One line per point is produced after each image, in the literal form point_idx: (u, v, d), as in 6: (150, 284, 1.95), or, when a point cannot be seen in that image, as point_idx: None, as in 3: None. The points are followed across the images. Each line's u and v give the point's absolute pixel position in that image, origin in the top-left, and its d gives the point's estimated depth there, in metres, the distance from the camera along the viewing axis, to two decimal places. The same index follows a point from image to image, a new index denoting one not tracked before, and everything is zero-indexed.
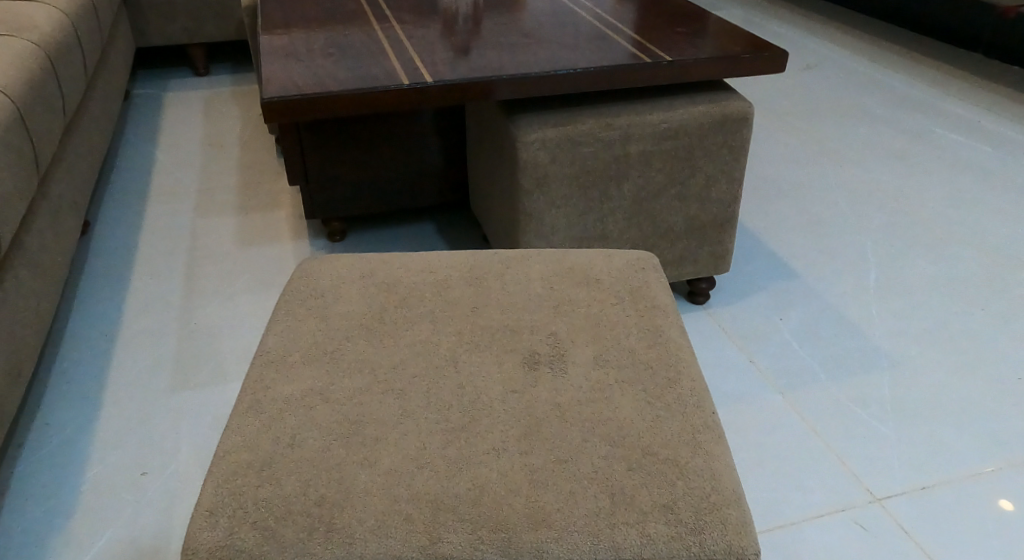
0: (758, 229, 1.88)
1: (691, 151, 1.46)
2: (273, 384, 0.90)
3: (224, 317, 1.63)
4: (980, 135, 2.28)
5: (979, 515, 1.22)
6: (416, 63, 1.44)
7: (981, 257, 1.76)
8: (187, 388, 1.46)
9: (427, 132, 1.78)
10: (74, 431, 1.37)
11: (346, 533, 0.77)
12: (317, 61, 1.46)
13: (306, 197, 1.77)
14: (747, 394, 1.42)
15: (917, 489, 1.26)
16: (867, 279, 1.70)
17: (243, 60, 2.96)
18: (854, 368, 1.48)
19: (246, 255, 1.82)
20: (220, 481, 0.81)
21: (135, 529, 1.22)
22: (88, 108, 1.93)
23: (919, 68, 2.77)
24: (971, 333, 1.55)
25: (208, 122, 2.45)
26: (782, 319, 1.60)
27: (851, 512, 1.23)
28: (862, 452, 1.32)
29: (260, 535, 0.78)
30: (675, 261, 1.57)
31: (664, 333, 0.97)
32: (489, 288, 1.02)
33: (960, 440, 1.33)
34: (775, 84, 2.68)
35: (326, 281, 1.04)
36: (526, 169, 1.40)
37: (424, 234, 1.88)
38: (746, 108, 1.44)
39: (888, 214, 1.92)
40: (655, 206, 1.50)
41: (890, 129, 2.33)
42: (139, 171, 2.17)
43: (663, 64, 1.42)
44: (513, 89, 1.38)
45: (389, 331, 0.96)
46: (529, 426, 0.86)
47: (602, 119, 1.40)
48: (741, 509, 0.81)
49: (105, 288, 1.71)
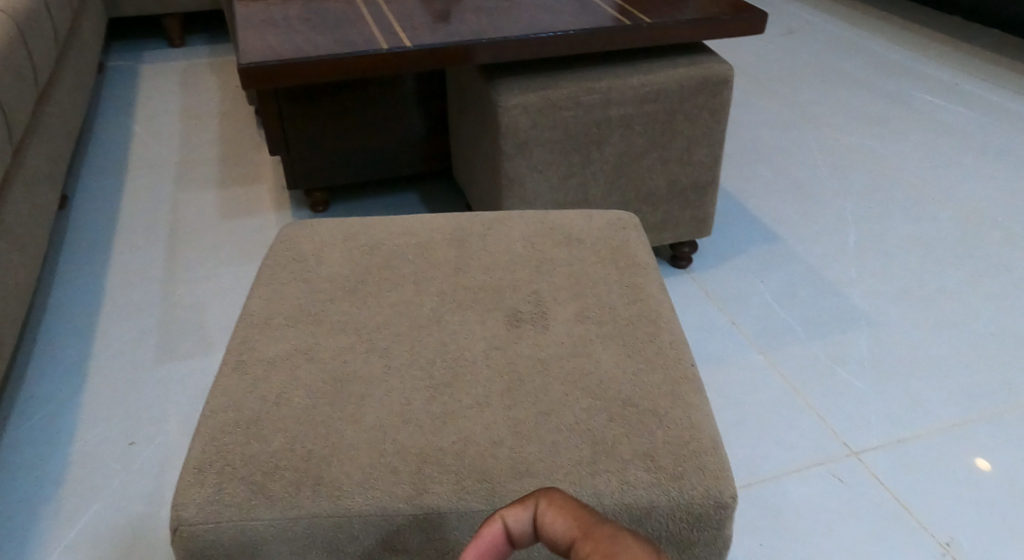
0: (739, 194, 1.89)
1: (672, 113, 1.46)
2: (259, 345, 0.91)
3: (209, 288, 1.63)
4: (958, 97, 2.29)
5: (951, 467, 1.25)
6: (395, 28, 1.44)
7: (957, 217, 1.78)
8: (173, 358, 1.46)
9: (407, 99, 1.77)
10: (60, 402, 1.38)
11: (332, 485, 0.79)
12: (293, 27, 1.45)
13: (288, 166, 1.76)
14: (728, 354, 1.44)
15: (893, 442, 1.29)
16: (846, 240, 1.72)
17: (219, 31, 2.93)
18: (831, 326, 1.50)
19: (228, 226, 1.81)
20: (208, 440, 0.82)
21: (126, 498, 1.23)
22: (61, 79, 1.91)
23: (897, 30, 2.77)
24: (946, 292, 1.58)
25: (186, 94, 2.42)
26: (763, 281, 1.61)
27: (828, 465, 1.26)
28: (840, 408, 1.34)
29: (248, 490, 0.79)
30: (658, 224, 1.58)
31: (645, 290, 0.98)
32: (471, 249, 1.03)
33: (934, 394, 1.36)
34: (756, 50, 2.68)
35: (309, 245, 1.04)
36: (508, 134, 1.41)
37: (407, 203, 1.87)
38: (725, 71, 1.45)
39: (868, 176, 1.93)
40: (636, 169, 1.50)
41: (869, 91, 2.34)
42: (117, 143, 2.15)
43: (643, 26, 1.41)
44: (492, 53, 1.38)
45: (372, 292, 0.97)
46: (511, 380, 0.87)
47: (582, 83, 1.41)
48: (720, 456, 0.83)
49: (87, 260, 1.71)
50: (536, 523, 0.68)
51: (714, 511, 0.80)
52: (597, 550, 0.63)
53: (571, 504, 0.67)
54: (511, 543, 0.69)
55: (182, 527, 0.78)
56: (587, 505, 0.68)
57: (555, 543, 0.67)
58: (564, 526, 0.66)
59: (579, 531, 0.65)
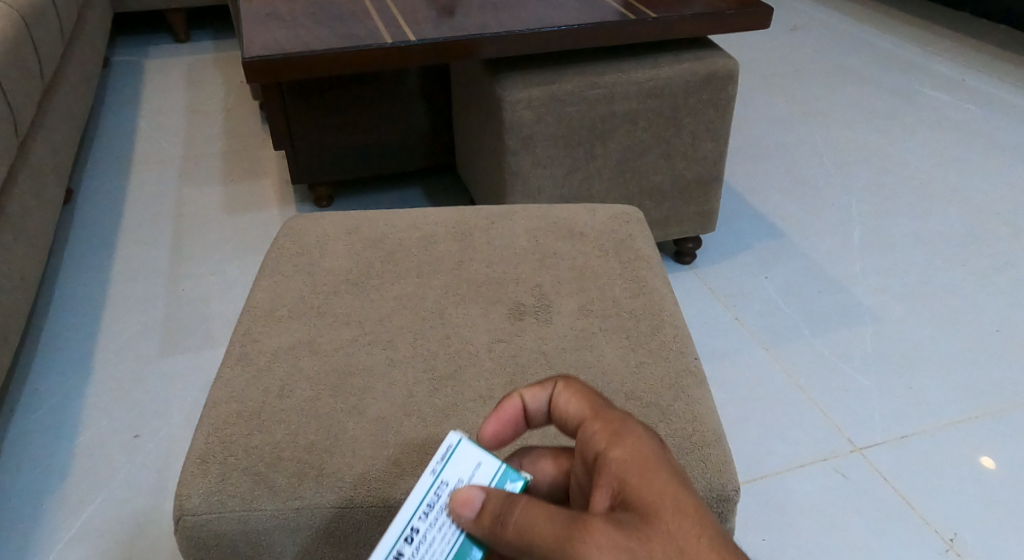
0: (743, 190, 1.88)
1: (677, 108, 1.46)
2: (262, 337, 0.91)
3: (213, 282, 1.63)
4: (964, 93, 2.28)
5: (956, 463, 1.25)
6: (399, 22, 1.44)
7: (963, 213, 1.77)
8: (177, 352, 1.46)
9: (411, 94, 1.77)
10: (65, 395, 1.38)
11: (335, 476, 0.79)
12: (298, 21, 1.45)
13: (292, 160, 1.76)
14: (732, 350, 1.44)
15: (896, 438, 1.28)
16: (851, 236, 1.72)
17: (224, 26, 2.93)
18: (836, 322, 1.50)
19: (232, 221, 1.81)
20: (210, 431, 0.83)
21: (131, 491, 1.23)
22: (66, 74, 1.91)
23: (903, 26, 2.76)
24: (952, 288, 1.57)
25: (190, 89, 2.43)
26: (768, 278, 1.61)
27: (831, 460, 1.25)
28: (844, 403, 1.34)
29: (250, 481, 0.79)
30: (663, 219, 1.57)
31: (648, 284, 0.98)
32: (475, 242, 1.03)
33: (939, 390, 1.36)
34: (761, 46, 2.67)
35: (313, 238, 1.04)
36: (512, 129, 1.41)
37: (411, 198, 1.87)
38: (729, 66, 1.44)
39: (874, 172, 1.92)
40: (641, 164, 1.50)
41: (876, 88, 2.33)
42: (121, 137, 2.15)
43: (648, 21, 1.41)
44: (497, 48, 1.38)
45: (375, 284, 0.97)
46: (514, 374, 0.87)
47: (587, 78, 1.40)
48: (722, 449, 0.83)
49: (92, 253, 1.71)
50: (551, 401, 0.75)
51: (715, 504, 0.80)
52: (606, 432, 0.70)
53: (588, 391, 0.74)
54: (526, 418, 0.76)
55: (185, 517, 0.78)
56: (600, 394, 0.75)
57: (565, 422, 0.74)
58: (577, 409, 0.73)
59: (590, 414, 0.72)
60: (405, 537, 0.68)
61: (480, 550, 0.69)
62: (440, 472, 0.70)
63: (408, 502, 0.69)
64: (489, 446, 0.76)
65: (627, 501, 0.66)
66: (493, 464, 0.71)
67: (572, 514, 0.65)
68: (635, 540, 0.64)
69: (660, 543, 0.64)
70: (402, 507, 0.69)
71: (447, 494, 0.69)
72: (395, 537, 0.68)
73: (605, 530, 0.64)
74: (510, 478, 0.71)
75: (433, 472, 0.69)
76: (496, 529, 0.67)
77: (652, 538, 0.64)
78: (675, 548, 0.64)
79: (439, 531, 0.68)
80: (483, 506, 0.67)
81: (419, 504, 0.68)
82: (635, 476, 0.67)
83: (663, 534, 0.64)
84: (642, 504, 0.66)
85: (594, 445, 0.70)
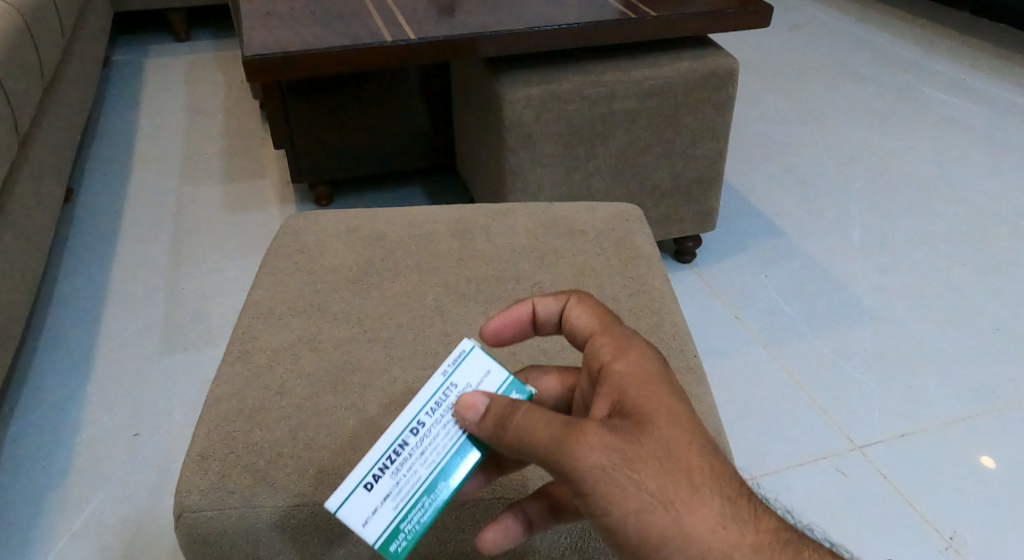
0: (743, 189, 1.88)
1: (677, 107, 1.46)
2: (262, 334, 0.91)
3: (213, 281, 1.63)
4: (965, 92, 2.28)
5: (956, 462, 1.25)
6: (399, 21, 1.44)
7: (963, 213, 1.77)
8: (178, 350, 1.46)
9: (411, 93, 1.77)
10: (65, 394, 1.38)
11: (335, 473, 0.79)
12: (297, 20, 1.45)
13: (292, 159, 1.76)
14: (733, 349, 1.44)
15: (895, 437, 1.28)
16: (851, 235, 1.72)
17: (224, 26, 2.93)
18: (836, 321, 1.50)
19: (233, 220, 1.82)
20: (211, 428, 0.83)
21: (130, 489, 1.23)
22: (66, 72, 1.91)
23: (903, 25, 2.76)
24: (951, 287, 1.57)
25: (191, 88, 2.43)
26: (768, 277, 1.61)
27: (832, 459, 1.25)
28: (844, 402, 1.34)
29: (250, 477, 0.79)
30: (663, 218, 1.58)
31: (648, 283, 0.98)
32: (475, 240, 1.03)
33: (939, 389, 1.36)
34: (762, 45, 2.67)
35: (313, 235, 1.04)
36: (512, 127, 1.41)
37: (412, 197, 1.88)
38: (730, 65, 1.44)
39: (874, 171, 1.92)
40: (640, 163, 1.50)
41: (876, 87, 2.33)
42: (122, 136, 2.15)
43: (648, 19, 1.41)
44: (497, 46, 1.38)
45: (375, 282, 0.97)
46: None
47: (587, 77, 1.40)
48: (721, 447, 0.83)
49: (92, 252, 1.71)
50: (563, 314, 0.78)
51: None
52: (612, 345, 0.73)
53: (597, 307, 0.77)
54: (535, 327, 0.79)
55: (185, 513, 0.78)
56: (610, 310, 0.77)
57: (575, 335, 0.77)
58: (586, 323, 0.76)
59: (598, 329, 0.75)
60: (410, 430, 0.72)
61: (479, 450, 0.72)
62: (450, 374, 0.73)
63: (417, 399, 0.73)
64: (489, 342, 0.79)
65: (624, 409, 0.69)
66: (501, 374, 0.74)
67: (570, 419, 0.68)
68: (629, 444, 0.67)
69: (651, 449, 0.67)
70: (411, 403, 0.73)
71: (454, 396, 0.73)
72: (401, 429, 0.72)
73: (602, 434, 0.67)
74: (516, 389, 0.74)
75: (444, 374, 0.73)
76: (499, 432, 0.69)
77: (645, 443, 0.67)
78: (667, 453, 0.67)
79: (443, 428, 0.72)
80: (487, 409, 0.70)
81: (427, 401, 0.72)
82: (635, 386, 0.70)
83: (657, 440, 0.67)
84: (640, 411, 0.69)
85: (598, 358, 0.73)
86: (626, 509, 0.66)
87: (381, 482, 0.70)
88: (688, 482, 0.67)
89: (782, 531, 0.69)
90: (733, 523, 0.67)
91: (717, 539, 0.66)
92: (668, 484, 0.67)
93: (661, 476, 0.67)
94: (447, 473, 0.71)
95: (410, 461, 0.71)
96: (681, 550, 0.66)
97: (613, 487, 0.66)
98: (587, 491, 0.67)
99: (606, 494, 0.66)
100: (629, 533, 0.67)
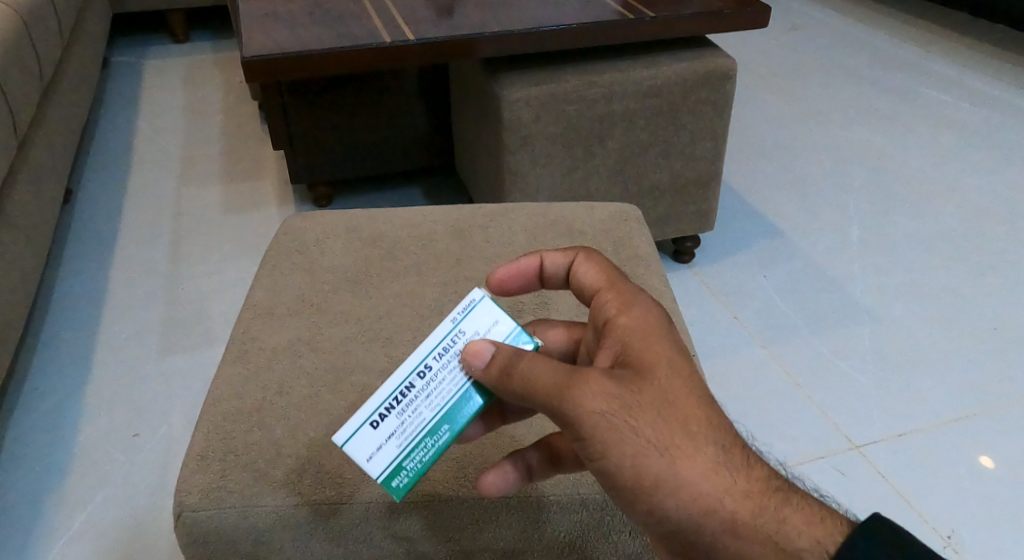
0: (742, 189, 1.88)
1: (676, 107, 1.46)
2: (262, 334, 0.92)
3: (212, 282, 1.63)
4: (963, 93, 2.28)
5: (955, 462, 1.25)
6: (397, 22, 1.44)
7: (961, 213, 1.77)
8: (177, 351, 1.47)
9: (410, 94, 1.77)
10: (65, 395, 1.38)
11: (335, 473, 0.80)
12: (296, 21, 1.45)
13: (291, 160, 1.76)
14: (732, 349, 1.44)
15: (893, 436, 1.29)
16: (850, 235, 1.72)
17: (222, 27, 2.93)
18: (834, 321, 1.50)
19: (232, 220, 1.82)
20: (211, 428, 0.83)
21: (130, 490, 1.23)
22: (66, 74, 1.91)
23: (901, 26, 2.76)
24: (950, 287, 1.57)
25: (190, 89, 2.43)
26: (766, 277, 1.61)
27: (830, 458, 1.26)
28: (843, 402, 1.34)
29: (250, 477, 0.79)
30: (662, 219, 1.58)
31: (647, 283, 0.99)
32: (474, 240, 1.03)
33: (937, 388, 1.36)
34: (760, 45, 2.67)
35: (312, 236, 1.04)
36: (510, 128, 1.41)
37: (411, 197, 1.88)
38: (728, 65, 1.45)
39: (872, 172, 1.93)
40: (639, 163, 1.51)
41: (874, 87, 2.33)
42: (121, 137, 2.15)
43: (646, 20, 1.41)
44: (495, 47, 1.38)
45: (374, 282, 0.98)
46: None
47: (585, 77, 1.41)
48: None
49: (92, 253, 1.71)
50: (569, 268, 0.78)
51: None
52: (617, 300, 0.73)
53: (604, 263, 0.77)
54: (541, 278, 0.80)
55: (185, 513, 0.78)
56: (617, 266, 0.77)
57: (581, 289, 0.77)
58: (593, 277, 0.76)
59: (605, 284, 0.75)
60: (417, 373, 0.73)
61: (481, 398, 0.73)
62: (459, 322, 0.74)
63: (424, 344, 0.73)
64: (493, 291, 0.80)
65: (626, 360, 0.70)
66: (509, 325, 0.75)
67: (571, 366, 0.68)
68: (629, 392, 0.67)
69: (651, 397, 0.68)
70: (419, 347, 0.74)
71: (462, 343, 0.73)
72: (408, 372, 0.73)
73: (603, 382, 0.67)
74: (523, 339, 0.75)
75: (452, 321, 0.74)
76: (503, 379, 0.69)
77: (645, 391, 0.68)
78: (667, 402, 0.68)
79: (449, 373, 0.73)
80: (491, 358, 0.70)
81: (435, 346, 0.73)
82: (637, 339, 0.70)
83: (657, 389, 0.68)
84: (642, 363, 0.69)
85: (604, 312, 0.73)
86: (623, 454, 0.67)
87: (386, 421, 0.72)
88: (686, 431, 0.68)
89: (773, 479, 0.70)
90: (726, 469, 0.68)
91: (710, 484, 0.67)
92: (666, 433, 0.67)
93: (659, 424, 0.67)
94: (451, 418, 0.72)
95: (415, 403, 0.73)
96: (675, 494, 0.67)
97: (613, 433, 0.67)
98: (586, 435, 0.67)
99: (605, 439, 0.67)
100: (626, 478, 0.68)
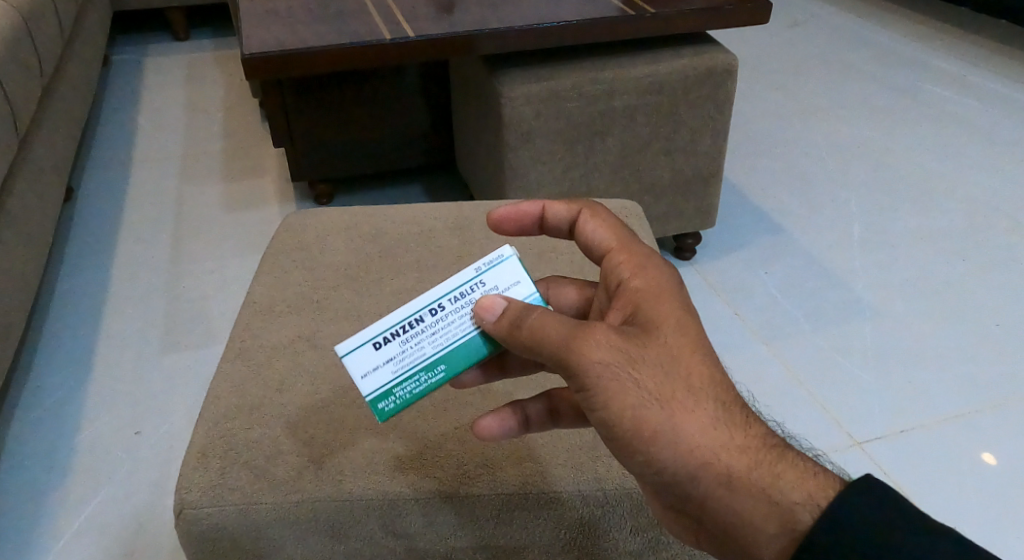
0: (743, 186, 1.88)
1: (677, 104, 1.46)
2: (262, 332, 0.92)
3: (213, 280, 1.63)
4: (964, 89, 2.27)
5: (957, 458, 1.25)
6: (398, 19, 1.44)
7: (963, 209, 1.77)
8: (178, 349, 1.47)
9: (411, 91, 1.77)
10: (66, 393, 1.38)
11: (335, 470, 0.80)
12: (296, 18, 1.45)
13: (291, 158, 1.76)
14: (732, 345, 1.44)
15: (895, 433, 1.29)
16: (851, 232, 1.71)
17: (223, 25, 2.93)
18: (836, 317, 1.50)
19: (232, 218, 1.82)
20: (210, 425, 0.83)
21: (132, 488, 1.23)
22: (66, 72, 1.91)
23: (903, 21, 2.75)
24: (951, 283, 1.57)
25: (190, 86, 2.43)
26: (768, 273, 1.61)
27: (832, 454, 1.25)
28: (844, 398, 1.34)
29: (250, 475, 0.79)
30: (662, 215, 1.58)
31: None
32: (474, 236, 1.03)
33: (939, 385, 1.36)
34: (762, 42, 2.66)
35: (312, 232, 1.04)
36: (511, 125, 1.41)
37: (411, 195, 1.88)
38: (729, 61, 1.44)
39: (874, 168, 1.92)
40: (640, 160, 1.50)
41: (876, 83, 2.33)
42: (121, 135, 2.15)
43: (647, 16, 1.41)
44: (496, 44, 1.38)
45: (375, 280, 0.98)
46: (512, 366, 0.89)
47: (586, 73, 1.40)
48: None
49: (92, 251, 1.71)
50: (578, 226, 0.79)
51: None
52: (630, 263, 0.74)
53: (615, 223, 0.77)
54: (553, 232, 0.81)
55: (185, 511, 0.78)
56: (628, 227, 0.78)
57: (590, 247, 0.78)
58: (604, 236, 0.77)
59: (616, 244, 0.76)
60: (429, 309, 0.74)
61: (483, 343, 0.75)
62: (480, 273, 0.75)
63: (444, 283, 0.75)
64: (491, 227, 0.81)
65: (635, 318, 0.70)
66: (529, 289, 0.76)
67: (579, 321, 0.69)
68: (634, 347, 0.68)
69: (656, 352, 0.68)
70: (439, 285, 0.75)
71: (478, 295, 0.75)
72: (422, 306, 0.74)
73: (607, 335, 0.68)
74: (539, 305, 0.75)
75: (475, 270, 0.75)
76: (512, 331, 0.70)
77: (651, 347, 0.68)
78: (670, 357, 0.68)
79: (458, 318, 0.74)
80: (503, 312, 0.72)
81: (453, 289, 0.75)
82: (644, 296, 0.71)
83: (661, 345, 0.69)
84: (648, 319, 0.70)
85: (616, 273, 0.74)
86: (625, 406, 0.68)
87: (389, 345, 0.74)
88: (687, 386, 0.68)
89: (770, 452, 0.70)
90: (725, 428, 0.68)
91: (708, 440, 0.68)
92: (667, 386, 0.68)
93: (662, 378, 0.68)
94: (448, 361, 0.74)
95: (420, 336, 0.74)
96: (672, 447, 0.68)
97: (615, 383, 0.67)
98: (590, 387, 0.68)
99: (607, 391, 0.68)
100: (626, 429, 0.68)
